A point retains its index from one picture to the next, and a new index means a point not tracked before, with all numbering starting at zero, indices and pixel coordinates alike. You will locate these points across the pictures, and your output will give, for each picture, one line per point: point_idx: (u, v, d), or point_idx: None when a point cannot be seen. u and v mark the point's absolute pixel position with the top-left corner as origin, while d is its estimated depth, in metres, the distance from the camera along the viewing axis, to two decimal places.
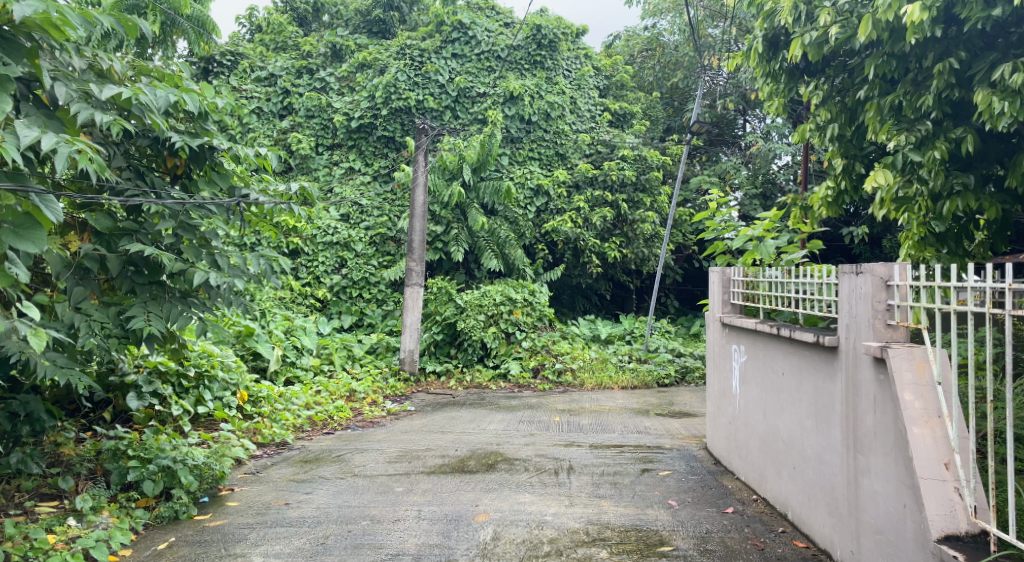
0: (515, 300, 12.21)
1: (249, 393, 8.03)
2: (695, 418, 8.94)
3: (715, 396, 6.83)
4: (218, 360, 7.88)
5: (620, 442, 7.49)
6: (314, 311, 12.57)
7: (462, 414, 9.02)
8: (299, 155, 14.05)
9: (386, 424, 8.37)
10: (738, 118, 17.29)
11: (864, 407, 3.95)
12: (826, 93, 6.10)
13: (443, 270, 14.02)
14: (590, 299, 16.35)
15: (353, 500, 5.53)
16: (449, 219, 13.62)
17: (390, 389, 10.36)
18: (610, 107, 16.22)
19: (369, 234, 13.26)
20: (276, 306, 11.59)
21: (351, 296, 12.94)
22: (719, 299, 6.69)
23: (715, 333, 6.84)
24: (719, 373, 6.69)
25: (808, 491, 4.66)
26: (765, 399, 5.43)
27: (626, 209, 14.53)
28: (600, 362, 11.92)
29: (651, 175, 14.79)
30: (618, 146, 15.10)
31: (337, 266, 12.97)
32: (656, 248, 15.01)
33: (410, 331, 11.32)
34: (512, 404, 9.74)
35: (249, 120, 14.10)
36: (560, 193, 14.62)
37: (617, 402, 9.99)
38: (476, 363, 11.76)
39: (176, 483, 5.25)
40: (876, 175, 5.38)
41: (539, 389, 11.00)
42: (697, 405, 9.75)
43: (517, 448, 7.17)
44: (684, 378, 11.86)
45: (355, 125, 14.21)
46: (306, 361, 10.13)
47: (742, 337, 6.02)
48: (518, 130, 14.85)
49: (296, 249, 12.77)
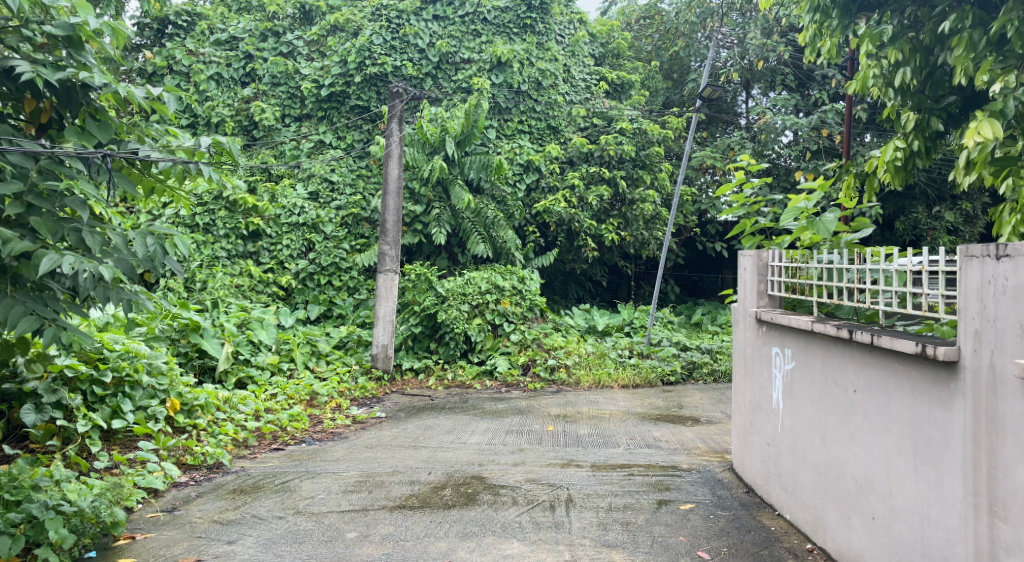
0: (502, 288, 10.95)
1: (182, 402, 6.65)
2: (711, 426, 7.66)
3: (744, 404, 5.59)
4: (144, 362, 6.52)
5: (627, 461, 6.20)
6: (278, 300, 11.20)
7: (440, 422, 7.74)
8: (264, 127, 12.76)
9: (348, 437, 7.04)
10: (739, 94, 16.19)
11: (1011, 454, 2.77)
12: (896, 30, 4.89)
13: (424, 254, 12.71)
14: (583, 285, 15.09)
15: (287, 554, 4.23)
16: (430, 198, 12.24)
17: (359, 391, 9.02)
18: (607, 77, 14.86)
19: (340, 214, 11.93)
20: (231, 296, 10.28)
21: (319, 282, 11.54)
22: (751, 287, 5.41)
23: (744, 329, 5.59)
24: (750, 375, 5.45)
25: (897, 554, 3.45)
26: (821, 418, 4.20)
27: (625, 187, 13.25)
28: (598, 357, 10.67)
29: (651, 150, 13.60)
30: (616, 118, 13.80)
31: (304, 249, 11.64)
32: (657, 230, 13.71)
33: (384, 323, 10.00)
34: (498, 409, 8.44)
35: (206, 87, 12.76)
36: (553, 169, 13.30)
37: (618, 404, 8.71)
38: (458, 359, 10.48)
39: (43, 539, 3.99)
40: (981, 126, 4.09)
41: (530, 388, 9.74)
42: (712, 409, 8.49)
43: (503, 470, 5.89)
44: (691, 376, 10.60)
45: (325, 94, 12.94)
46: (262, 359, 8.82)
47: (783, 337, 4.76)
48: (506, 99, 13.47)
49: (257, 231, 11.42)
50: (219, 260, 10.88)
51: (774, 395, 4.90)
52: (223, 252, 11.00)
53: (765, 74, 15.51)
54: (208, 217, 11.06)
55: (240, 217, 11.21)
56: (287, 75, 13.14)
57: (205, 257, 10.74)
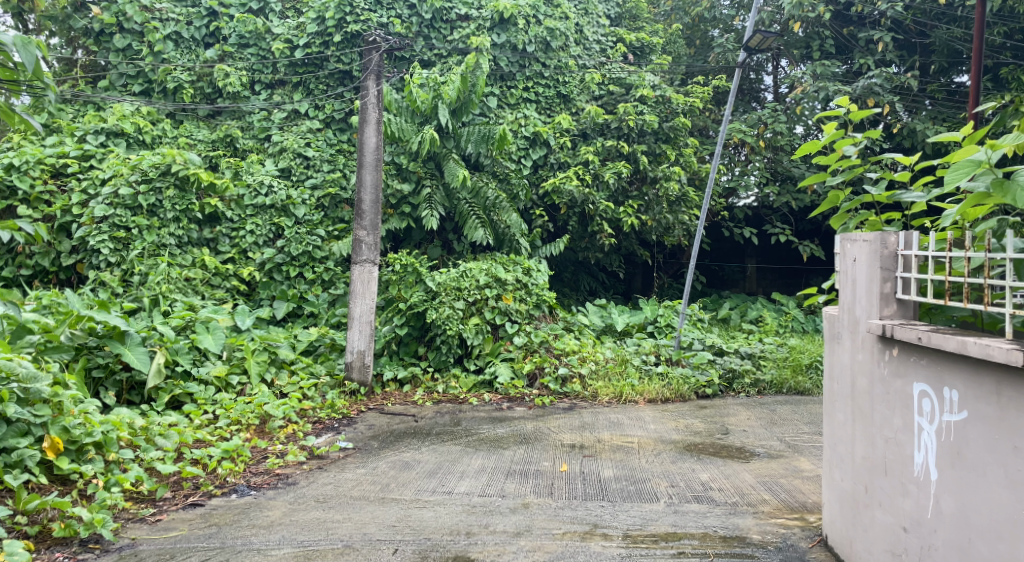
0: (504, 282, 9.14)
1: (69, 438, 4.90)
2: (772, 463, 5.87)
3: (838, 455, 3.95)
4: (15, 387, 4.75)
5: (676, 528, 4.44)
6: (238, 296, 9.42)
7: (422, 456, 5.99)
8: (228, 94, 11.07)
9: (292, 486, 5.23)
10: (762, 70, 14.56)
11: None
12: None
13: (413, 241, 10.95)
14: (596, 275, 13.27)
15: None
16: (421, 174, 10.45)
17: (326, 411, 7.26)
18: (625, 38, 12.97)
19: (315, 195, 10.22)
20: (178, 292, 8.59)
21: (288, 275, 9.71)
22: (862, 287, 3.66)
23: (838, 349, 3.92)
24: (850, 416, 3.78)
25: None
26: None
27: (646, 163, 11.45)
28: (618, 365, 8.89)
29: (677, 122, 11.76)
30: (635, 84, 11.95)
31: (272, 236, 9.87)
32: (683, 214, 11.96)
33: (359, 325, 8.19)
34: (498, 435, 6.72)
35: (162, 48, 11.05)
36: (563, 143, 11.50)
37: (646, 428, 6.95)
38: (452, 367, 8.76)
39: None
40: None
41: (537, 405, 8.04)
42: (767, 436, 6.71)
43: (499, 546, 4.18)
44: (730, 387, 8.81)
45: (300, 55, 11.29)
46: (205, 372, 7.14)
47: (932, 371, 3.13)
48: (509, 62, 11.70)
49: (214, 213, 9.66)
50: (166, 249, 9.09)
51: (904, 456, 3.29)
52: (173, 239, 9.20)
53: (798, 41, 13.81)
54: (154, 197, 9.13)
55: (193, 197, 9.38)
56: (257, 35, 11.39)
57: (148, 245, 8.96)
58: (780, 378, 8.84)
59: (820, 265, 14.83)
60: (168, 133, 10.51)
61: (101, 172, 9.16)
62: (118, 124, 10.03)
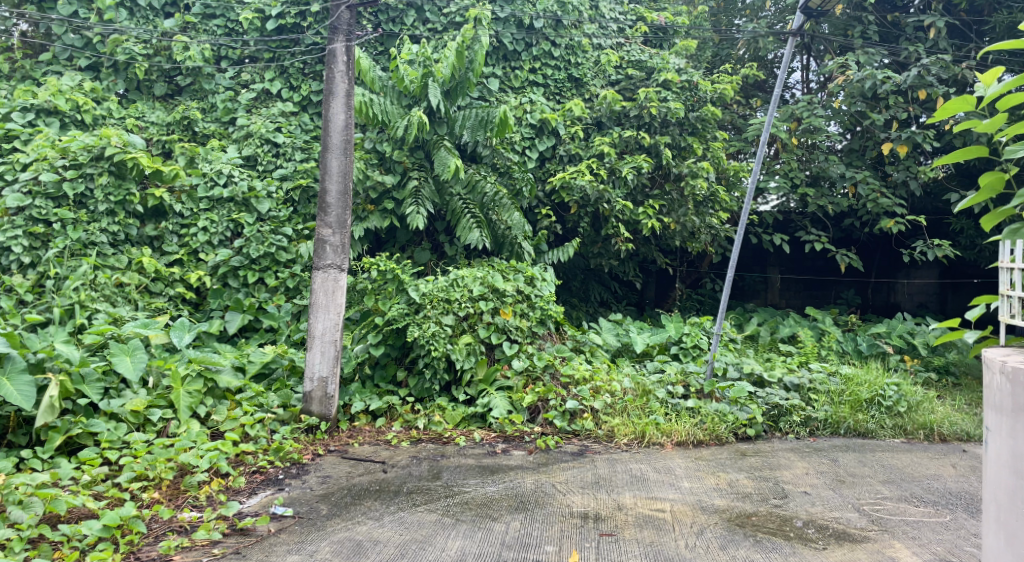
0: (502, 293, 7.55)
1: None
2: (858, 552, 4.30)
3: None
4: None
5: None
6: (184, 306, 7.91)
7: (381, 533, 4.45)
8: (188, 69, 9.56)
9: None
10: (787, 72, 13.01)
11: None
12: None
13: (397, 243, 9.41)
14: (608, 285, 11.71)
15: None
16: (407, 165, 8.87)
17: (272, 458, 5.69)
18: (647, 17, 11.38)
19: (284, 187, 8.61)
20: (103, 300, 7.12)
21: (246, 281, 8.15)
22: None
23: None
24: None
25: None
26: None
27: (669, 157, 9.88)
28: (639, 397, 7.28)
29: (705, 112, 10.23)
30: (658, 68, 10.45)
31: (230, 235, 8.32)
32: (709, 216, 10.42)
33: (321, 344, 6.63)
34: (486, 496, 5.14)
35: (113, 16, 9.48)
36: (574, 133, 10.00)
37: (679, 489, 5.36)
38: (436, 397, 7.22)
39: None
40: None
41: (539, 448, 6.49)
42: (839, 503, 5.10)
43: None
44: (775, 428, 7.23)
45: (272, 27, 9.79)
46: (118, 405, 5.60)
47: None
48: (513, 40, 10.20)
49: (160, 207, 8.13)
50: (96, 247, 7.63)
51: None
52: (105, 235, 7.72)
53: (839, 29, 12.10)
54: (83, 184, 7.67)
55: (132, 186, 7.86)
56: (225, 4, 9.85)
57: (73, 243, 7.50)
58: (836, 417, 7.29)
59: (855, 276, 13.21)
60: (114, 113, 9.02)
61: (23, 155, 7.72)
62: (51, 100, 8.58)
